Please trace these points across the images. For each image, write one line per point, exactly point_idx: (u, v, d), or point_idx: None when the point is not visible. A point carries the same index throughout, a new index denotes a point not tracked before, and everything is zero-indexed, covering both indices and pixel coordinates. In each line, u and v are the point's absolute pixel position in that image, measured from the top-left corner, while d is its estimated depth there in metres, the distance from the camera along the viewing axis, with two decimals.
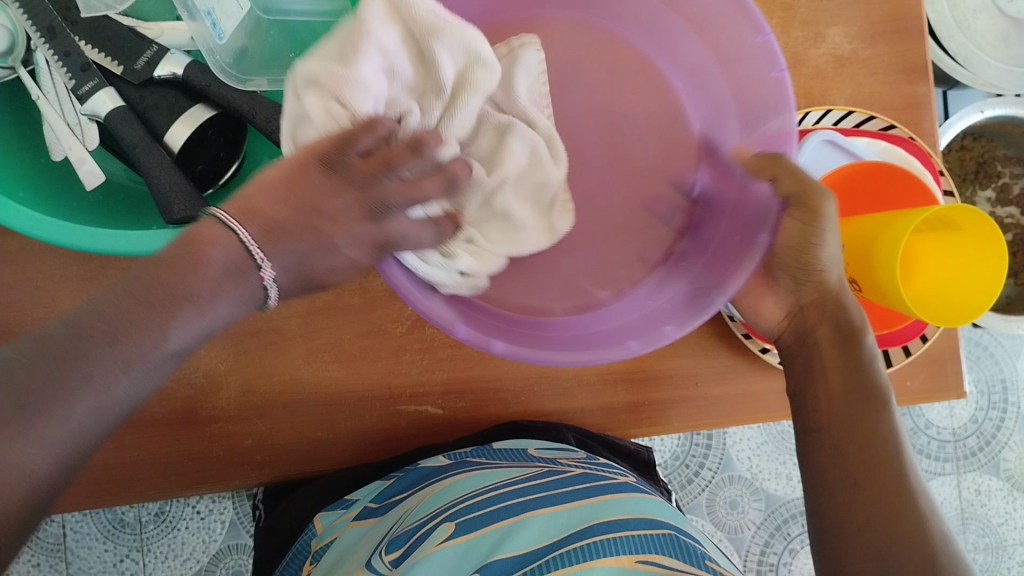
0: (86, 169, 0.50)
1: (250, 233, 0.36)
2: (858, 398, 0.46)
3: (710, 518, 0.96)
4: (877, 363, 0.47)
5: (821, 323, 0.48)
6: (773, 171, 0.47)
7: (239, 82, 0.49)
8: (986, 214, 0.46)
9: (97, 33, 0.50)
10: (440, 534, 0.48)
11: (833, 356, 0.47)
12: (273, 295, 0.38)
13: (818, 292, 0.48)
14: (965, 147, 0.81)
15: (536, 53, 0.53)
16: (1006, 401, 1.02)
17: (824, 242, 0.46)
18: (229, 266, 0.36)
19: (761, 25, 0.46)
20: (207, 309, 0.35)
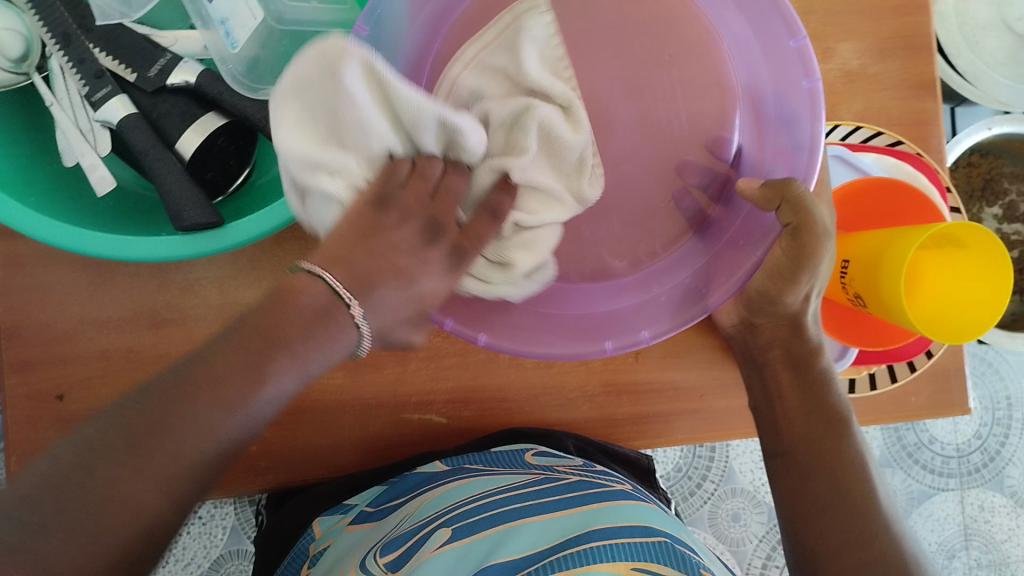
0: (98, 175, 0.50)
1: (338, 277, 0.39)
2: (822, 422, 0.52)
3: (713, 530, 0.96)
4: (834, 383, 0.52)
5: (773, 347, 0.53)
6: (775, 201, 0.45)
7: (249, 90, 0.50)
8: (989, 231, 0.46)
9: (112, 41, 0.50)
10: (435, 542, 0.49)
11: (788, 379, 0.53)
12: (365, 343, 0.41)
13: (775, 322, 0.52)
14: (972, 163, 0.81)
15: (543, 16, 0.46)
16: (1010, 418, 1.01)
17: (797, 282, 0.47)
18: (320, 309, 0.38)
19: (795, 29, 0.44)
20: (302, 356, 0.38)
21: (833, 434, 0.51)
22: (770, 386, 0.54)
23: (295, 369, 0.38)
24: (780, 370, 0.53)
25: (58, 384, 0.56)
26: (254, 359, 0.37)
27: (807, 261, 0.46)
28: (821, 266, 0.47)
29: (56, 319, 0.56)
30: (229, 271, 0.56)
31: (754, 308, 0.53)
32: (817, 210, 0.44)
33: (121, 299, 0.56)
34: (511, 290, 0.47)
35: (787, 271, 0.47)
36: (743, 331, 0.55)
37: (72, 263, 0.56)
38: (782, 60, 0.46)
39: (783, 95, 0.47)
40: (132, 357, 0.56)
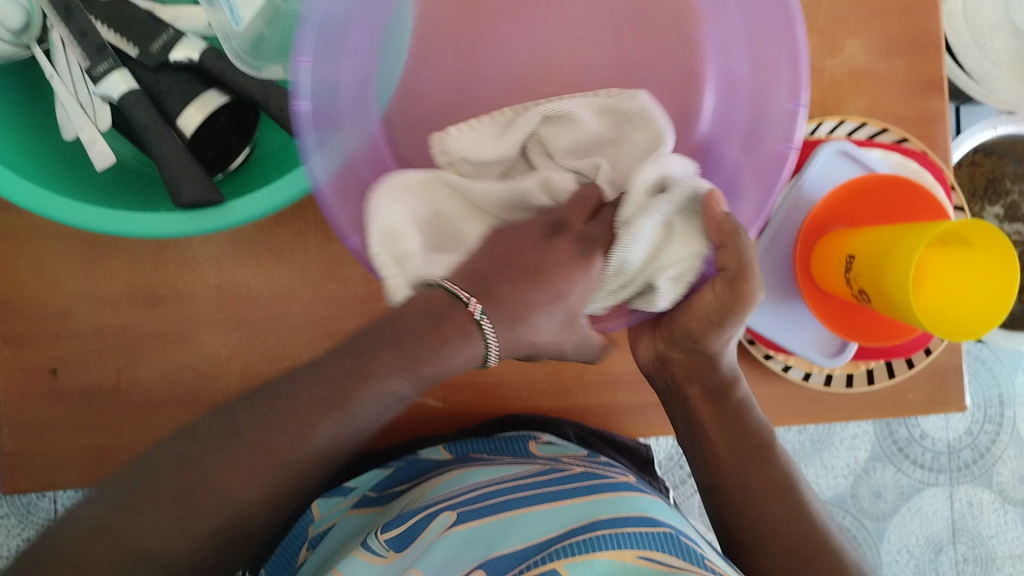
0: (96, 150, 0.49)
1: (457, 285, 0.41)
2: (746, 447, 0.50)
3: (702, 519, 0.97)
4: (755, 409, 0.51)
5: (687, 382, 0.52)
6: (724, 240, 0.43)
7: (254, 68, 0.49)
8: (999, 229, 0.46)
9: (114, 14, 0.50)
10: (442, 523, 0.49)
11: (709, 412, 0.51)
12: (494, 352, 0.41)
13: (688, 356, 0.51)
14: (976, 163, 0.81)
15: (452, 131, 0.49)
16: (1002, 416, 1.01)
17: (723, 326, 0.46)
18: (433, 312, 0.40)
19: (798, 93, 0.43)
20: (416, 364, 0.40)
21: (758, 460, 0.49)
22: (690, 418, 0.52)
23: (403, 369, 0.40)
24: (695, 399, 0.52)
25: (52, 359, 0.56)
26: (361, 365, 0.40)
27: (738, 310, 0.45)
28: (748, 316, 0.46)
29: (52, 294, 0.55)
30: (228, 250, 0.56)
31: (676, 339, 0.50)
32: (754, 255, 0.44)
33: (115, 274, 0.55)
34: (679, 244, 0.44)
35: (715, 317, 0.46)
36: (659, 366, 0.53)
37: (67, 237, 0.55)
38: (772, 117, 0.45)
39: (770, 124, 0.46)
40: (126, 334, 0.56)
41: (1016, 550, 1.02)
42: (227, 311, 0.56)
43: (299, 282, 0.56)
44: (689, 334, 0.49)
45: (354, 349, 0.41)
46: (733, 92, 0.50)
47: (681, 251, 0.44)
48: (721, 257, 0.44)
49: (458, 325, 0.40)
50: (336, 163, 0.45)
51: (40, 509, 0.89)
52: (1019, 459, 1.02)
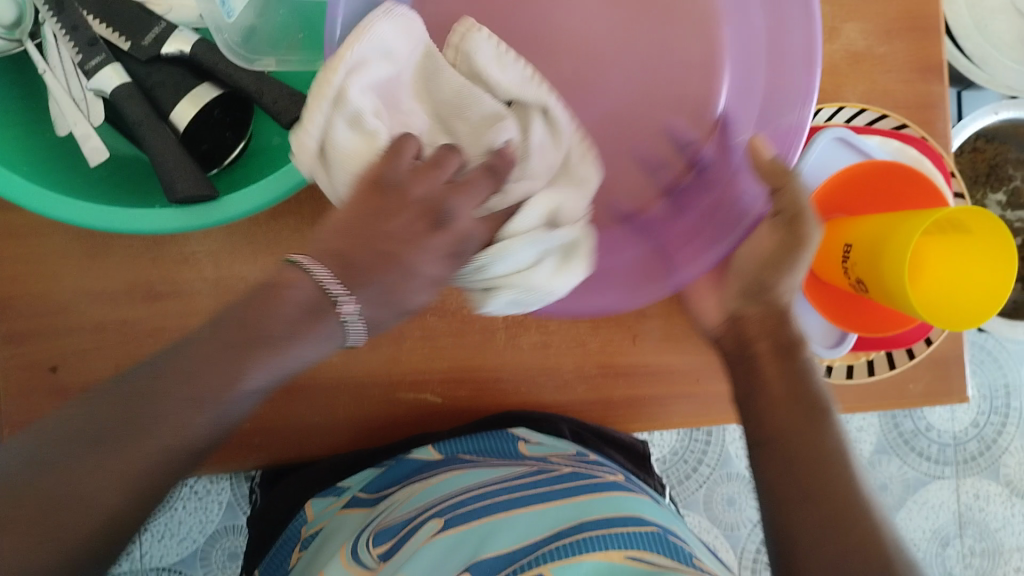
0: (90, 146, 0.49)
1: (326, 270, 0.38)
2: (802, 405, 0.46)
3: (708, 513, 0.97)
4: (819, 374, 0.48)
5: (758, 337, 0.50)
6: (781, 182, 0.44)
7: (247, 61, 0.48)
8: (991, 213, 0.45)
9: (107, 7, 0.49)
10: (428, 530, 0.49)
11: (776, 368, 0.48)
12: (355, 331, 0.39)
13: (762, 308, 0.50)
14: (978, 149, 0.80)
15: (482, 32, 0.45)
16: (1008, 407, 1.01)
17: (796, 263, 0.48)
18: (309, 304, 0.38)
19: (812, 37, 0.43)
20: (284, 350, 0.37)
21: (816, 421, 0.45)
22: (754, 377, 0.49)
23: (276, 362, 0.37)
24: (767, 356, 0.49)
25: (51, 355, 0.55)
26: (234, 350, 0.36)
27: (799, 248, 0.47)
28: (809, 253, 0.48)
29: (50, 292, 0.55)
30: (225, 245, 0.56)
31: (746, 293, 0.51)
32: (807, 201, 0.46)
33: (114, 271, 0.55)
34: (540, 276, 0.43)
35: (782, 258, 0.48)
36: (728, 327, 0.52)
37: (65, 234, 0.55)
38: (787, 55, 0.45)
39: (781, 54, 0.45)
40: (124, 331, 0.56)
41: None
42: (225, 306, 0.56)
43: None
44: (761, 286, 0.50)
45: (224, 329, 0.37)
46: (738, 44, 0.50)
47: (542, 281, 0.43)
48: (777, 202, 0.46)
49: (321, 314, 0.38)
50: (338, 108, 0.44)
51: None
52: None
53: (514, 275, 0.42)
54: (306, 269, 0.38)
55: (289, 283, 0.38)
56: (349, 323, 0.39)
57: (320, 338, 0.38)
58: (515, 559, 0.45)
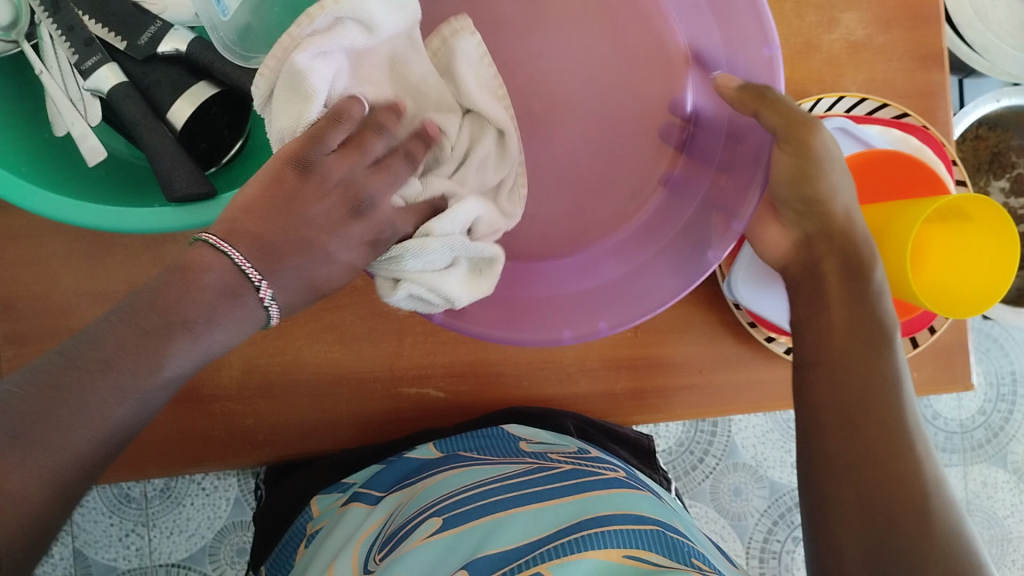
0: (89, 145, 0.49)
1: (244, 256, 0.37)
2: (864, 336, 0.45)
3: (714, 504, 0.97)
4: (887, 300, 0.46)
5: (826, 256, 0.48)
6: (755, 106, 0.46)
7: (243, 60, 0.49)
8: (995, 203, 0.45)
9: (101, 7, 0.49)
10: (425, 530, 0.48)
11: (839, 290, 0.47)
12: (275, 313, 0.39)
13: (822, 223, 0.48)
14: (980, 137, 0.80)
15: (469, 36, 0.45)
16: (1015, 394, 1.00)
17: (822, 171, 0.46)
18: (224, 289, 0.36)
19: (770, 36, 0.46)
20: (204, 336, 0.35)
21: (874, 348, 0.45)
22: (817, 298, 0.47)
23: (194, 350, 0.35)
24: (831, 282, 0.47)
25: (54, 355, 0.55)
26: (150, 338, 0.34)
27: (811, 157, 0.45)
28: (832, 155, 0.46)
29: (52, 293, 0.55)
30: None
31: (802, 215, 0.49)
32: (796, 106, 0.45)
33: (115, 271, 0.55)
34: (444, 282, 0.42)
35: (807, 168, 0.46)
36: (799, 247, 0.49)
37: (65, 234, 0.55)
38: (729, 17, 0.48)
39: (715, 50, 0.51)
40: None
41: None
42: None
43: None
44: (808, 202, 0.48)
45: (133, 313, 0.35)
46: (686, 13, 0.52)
47: (447, 289, 0.43)
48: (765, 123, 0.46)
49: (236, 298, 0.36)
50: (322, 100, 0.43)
51: None
52: None
53: (421, 274, 0.42)
54: (218, 249, 0.37)
55: (206, 266, 0.36)
56: (271, 304, 0.38)
57: (237, 322, 0.37)
58: (515, 558, 0.45)
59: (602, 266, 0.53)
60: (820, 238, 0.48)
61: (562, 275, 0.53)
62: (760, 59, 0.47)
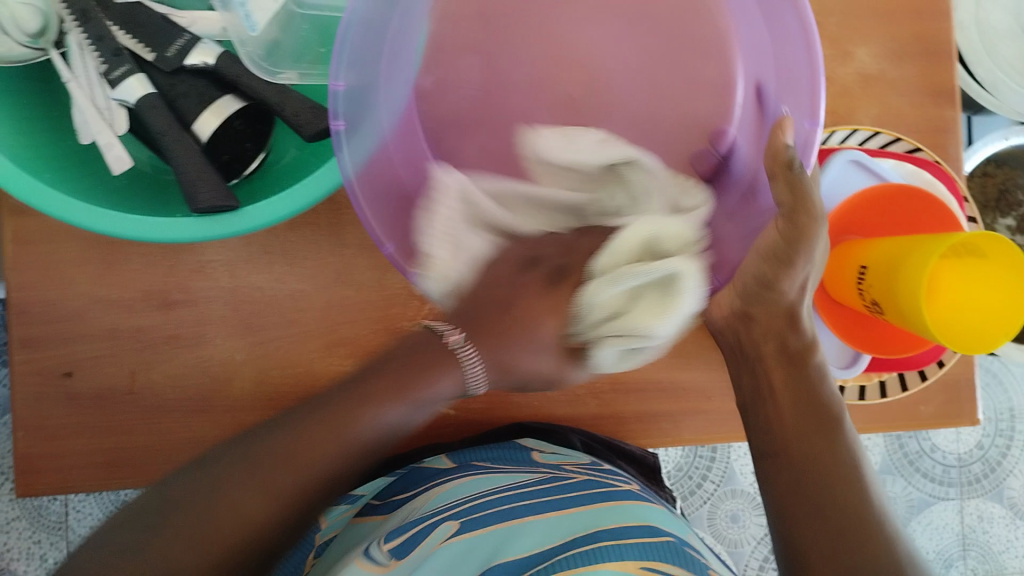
0: (114, 154, 0.50)
1: (455, 329, 0.46)
2: (819, 418, 0.48)
3: (711, 530, 0.97)
4: (828, 381, 0.50)
5: (763, 341, 0.51)
6: (777, 168, 0.43)
7: (270, 74, 0.50)
8: (1007, 239, 0.46)
9: (130, 18, 0.50)
10: (443, 532, 0.49)
11: (782, 375, 0.50)
12: (475, 378, 0.46)
13: (769, 309, 0.49)
14: (988, 174, 0.81)
15: (542, 137, 0.54)
16: (1013, 430, 1.01)
17: (794, 267, 0.46)
18: (423, 343, 0.47)
19: (816, 112, 0.44)
20: (410, 394, 0.43)
21: (827, 434, 0.47)
22: (760, 380, 0.51)
23: (405, 399, 0.43)
24: (773, 366, 0.50)
25: (65, 361, 0.56)
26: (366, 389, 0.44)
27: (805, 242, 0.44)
28: (817, 249, 0.45)
29: (65, 298, 0.55)
30: (242, 255, 0.56)
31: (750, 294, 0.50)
32: (812, 192, 0.43)
33: (129, 279, 0.56)
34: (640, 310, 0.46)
35: (784, 254, 0.45)
36: (737, 322, 0.52)
37: (81, 240, 0.55)
38: (790, 66, 0.46)
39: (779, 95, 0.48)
40: (139, 338, 0.56)
41: None
42: (240, 315, 0.56)
43: (312, 287, 0.56)
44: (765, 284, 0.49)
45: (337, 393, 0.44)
46: (755, 53, 0.51)
47: (652, 317, 0.46)
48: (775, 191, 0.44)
49: (437, 353, 0.45)
50: (365, 156, 0.46)
51: (51, 512, 0.92)
52: None
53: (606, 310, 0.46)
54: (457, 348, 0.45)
55: (416, 339, 0.47)
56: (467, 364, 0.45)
57: (440, 376, 0.44)
58: (534, 565, 0.45)
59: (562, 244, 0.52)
60: (763, 322, 0.50)
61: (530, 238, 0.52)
62: (801, 130, 0.45)
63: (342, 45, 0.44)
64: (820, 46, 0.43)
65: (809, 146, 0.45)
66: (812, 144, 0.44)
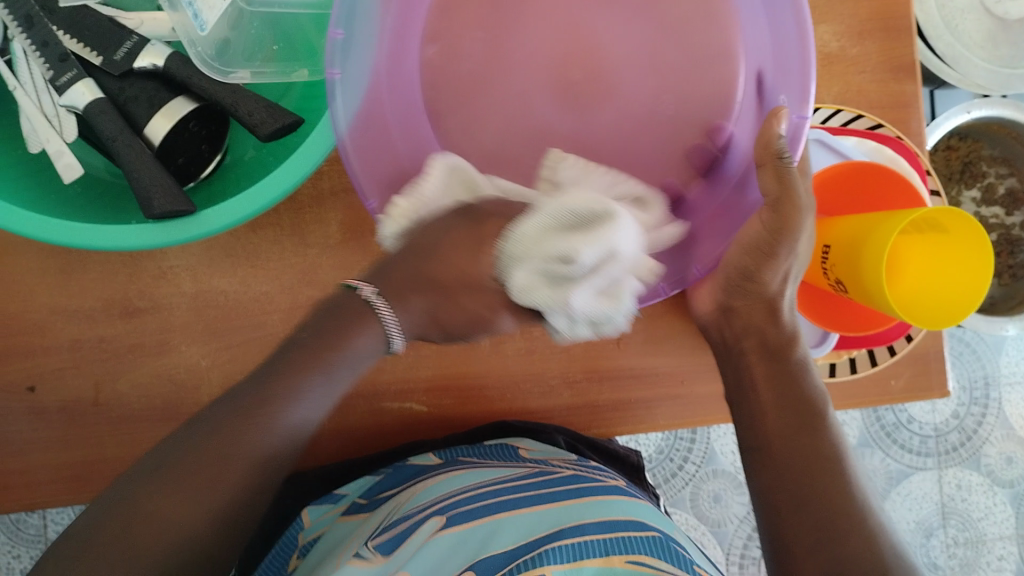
0: (64, 162, 0.48)
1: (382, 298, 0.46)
2: (800, 412, 0.48)
3: (694, 511, 0.98)
4: (812, 372, 0.50)
5: (745, 336, 0.51)
6: (767, 159, 0.43)
7: (222, 74, 0.49)
8: (969, 213, 0.46)
9: (76, 22, 0.49)
10: (431, 527, 0.49)
11: (764, 369, 0.50)
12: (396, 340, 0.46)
13: (755, 301, 0.50)
14: (951, 146, 0.85)
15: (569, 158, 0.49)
16: (988, 397, 1.02)
17: (775, 255, 0.46)
18: (346, 309, 0.45)
19: (806, 101, 0.42)
20: (332, 370, 0.43)
21: (809, 427, 0.48)
22: (744, 377, 0.51)
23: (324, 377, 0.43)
24: (754, 360, 0.51)
25: (29, 376, 0.55)
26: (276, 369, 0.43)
27: (786, 233, 0.45)
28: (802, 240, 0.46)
29: (27, 310, 0.55)
30: (203, 259, 0.55)
31: (731, 286, 0.51)
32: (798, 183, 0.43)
33: (90, 288, 0.55)
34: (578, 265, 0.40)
35: (766, 245, 0.46)
36: (719, 318, 0.52)
37: (41, 252, 0.54)
38: (783, 50, 0.44)
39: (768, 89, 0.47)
40: (103, 348, 0.55)
41: (1006, 531, 1.02)
42: (205, 320, 0.56)
43: (277, 288, 0.56)
44: (745, 276, 0.49)
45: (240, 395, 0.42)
46: (754, 44, 0.49)
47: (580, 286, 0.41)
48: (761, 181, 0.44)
49: (357, 313, 0.45)
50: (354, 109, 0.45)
51: (30, 525, 0.91)
52: (1005, 439, 1.02)
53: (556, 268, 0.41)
54: (371, 305, 0.45)
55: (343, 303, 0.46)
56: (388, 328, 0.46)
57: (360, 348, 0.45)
58: (516, 558, 0.46)
59: None
60: (745, 313, 0.51)
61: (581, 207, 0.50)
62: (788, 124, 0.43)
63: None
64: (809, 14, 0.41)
65: (797, 138, 0.42)
66: (800, 136, 0.42)
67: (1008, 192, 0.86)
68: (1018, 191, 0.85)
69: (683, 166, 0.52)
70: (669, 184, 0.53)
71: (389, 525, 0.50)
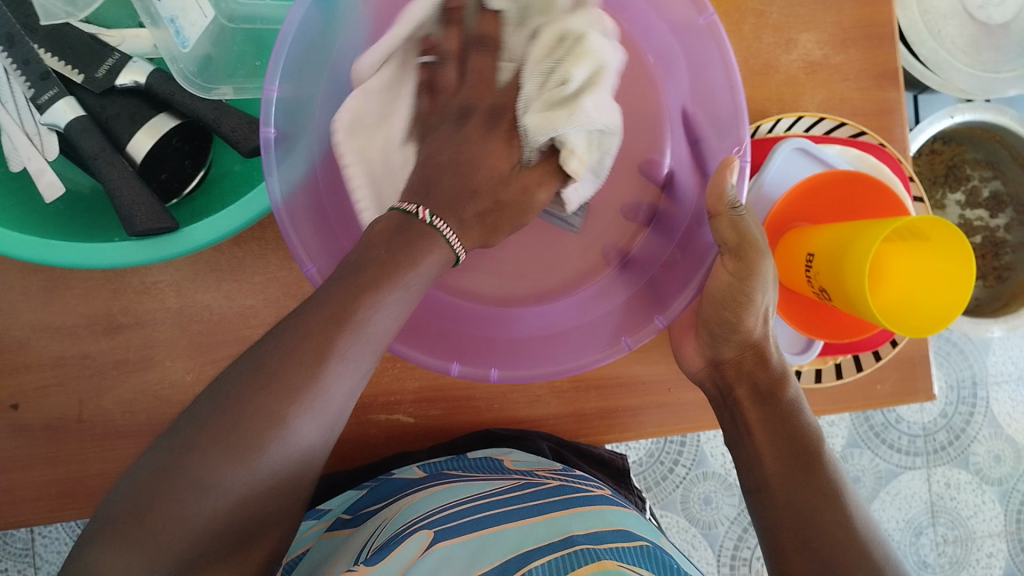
0: (46, 181, 0.48)
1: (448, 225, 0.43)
2: (794, 447, 0.48)
3: (685, 513, 0.98)
4: (806, 410, 0.50)
5: (738, 382, 0.52)
6: (720, 209, 0.47)
7: (204, 91, 0.49)
8: (950, 222, 0.46)
9: (57, 40, 0.48)
10: (420, 541, 0.48)
11: (756, 413, 0.51)
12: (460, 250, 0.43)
13: (740, 348, 0.51)
14: (935, 151, 0.86)
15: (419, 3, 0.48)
16: (975, 396, 1.02)
17: (753, 300, 0.48)
18: (403, 228, 0.41)
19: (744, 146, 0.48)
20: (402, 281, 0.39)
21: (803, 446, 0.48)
22: (738, 420, 0.51)
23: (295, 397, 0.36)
24: (748, 406, 0.51)
25: (13, 394, 0.54)
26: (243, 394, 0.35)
27: (751, 279, 0.48)
28: (769, 283, 0.49)
29: (9, 327, 0.54)
30: (187, 273, 0.55)
31: (716, 339, 0.53)
32: (751, 228, 0.48)
33: (75, 304, 0.55)
34: (613, 125, 0.47)
35: (740, 294, 0.48)
36: (711, 371, 0.54)
37: (24, 268, 0.54)
38: (711, 94, 0.50)
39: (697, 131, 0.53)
40: (89, 364, 0.55)
41: (995, 528, 1.02)
42: (190, 335, 0.55)
43: (262, 302, 0.55)
44: (729, 327, 0.51)
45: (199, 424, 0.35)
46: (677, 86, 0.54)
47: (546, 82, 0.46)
48: (719, 232, 0.48)
49: (422, 232, 0.42)
50: (302, 173, 0.48)
51: (17, 539, 0.91)
52: (993, 437, 1.03)
53: (596, 118, 0.45)
54: (431, 224, 0.42)
55: (384, 223, 0.42)
56: (454, 245, 0.43)
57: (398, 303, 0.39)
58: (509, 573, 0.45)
59: (544, 316, 0.56)
60: (735, 363, 0.52)
61: (558, 313, 0.56)
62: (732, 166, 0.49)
63: (284, 54, 0.45)
64: (734, 57, 0.47)
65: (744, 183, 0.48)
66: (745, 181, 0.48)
67: (993, 194, 0.87)
68: (1002, 193, 0.86)
69: (624, 227, 0.59)
70: (610, 251, 0.58)
71: (377, 545, 0.49)
